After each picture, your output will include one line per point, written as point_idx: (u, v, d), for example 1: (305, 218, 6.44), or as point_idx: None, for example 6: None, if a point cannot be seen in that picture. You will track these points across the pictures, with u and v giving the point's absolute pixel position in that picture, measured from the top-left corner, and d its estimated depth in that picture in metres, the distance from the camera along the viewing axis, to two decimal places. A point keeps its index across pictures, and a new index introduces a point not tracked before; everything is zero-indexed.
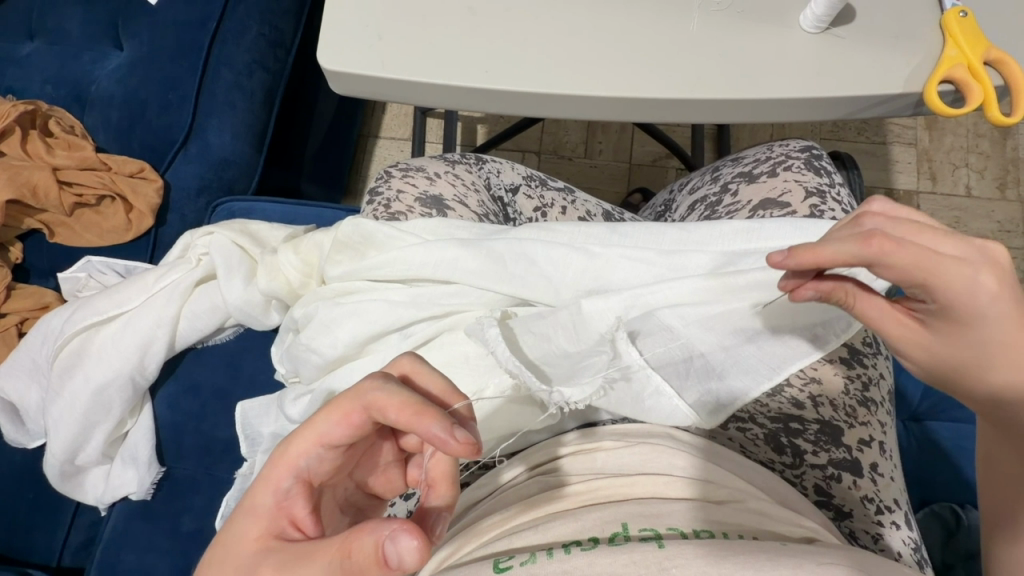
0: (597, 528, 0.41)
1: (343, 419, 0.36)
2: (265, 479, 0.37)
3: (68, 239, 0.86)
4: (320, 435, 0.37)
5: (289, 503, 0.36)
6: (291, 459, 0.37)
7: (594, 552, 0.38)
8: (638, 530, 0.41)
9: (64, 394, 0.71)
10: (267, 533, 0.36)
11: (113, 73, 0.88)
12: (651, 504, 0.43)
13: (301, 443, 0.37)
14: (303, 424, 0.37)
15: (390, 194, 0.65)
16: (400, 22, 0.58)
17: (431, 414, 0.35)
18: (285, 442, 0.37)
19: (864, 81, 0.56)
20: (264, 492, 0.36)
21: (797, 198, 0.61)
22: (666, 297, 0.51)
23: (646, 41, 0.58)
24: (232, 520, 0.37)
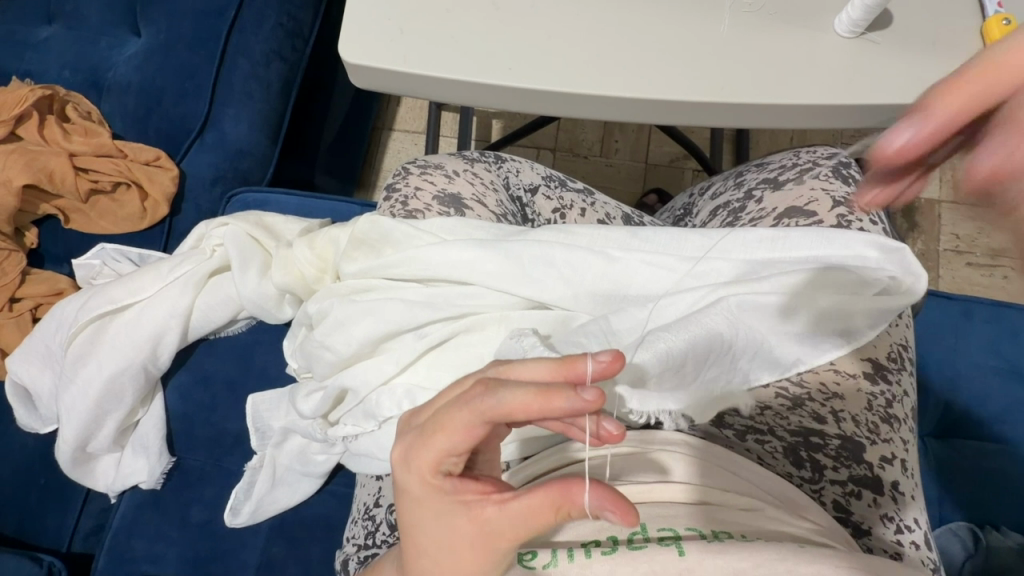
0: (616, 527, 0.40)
1: (467, 436, 0.36)
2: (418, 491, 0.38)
3: (83, 225, 0.85)
4: (448, 449, 0.36)
5: (451, 502, 0.37)
6: (431, 463, 0.37)
7: (615, 558, 0.38)
8: (657, 530, 0.41)
9: (76, 381, 0.71)
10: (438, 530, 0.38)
11: (131, 60, 0.87)
12: (669, 504, 0.43)
13: (433, 453, 0.37)
14: (426, 435, 0.37)
15: (407, 191, 0.65)
16: (422, 17, 0.57)
17: (557, 391, 0.33)
18: (414, 453, 0.38)
19: (897, 90, 0.54)
20: (424, 497, 0.38)
21: (823, 208, 0.59)
22: (686, 305, 0.53)
23: (673, 42, 0.56)
24: (408, 522, 0.39)
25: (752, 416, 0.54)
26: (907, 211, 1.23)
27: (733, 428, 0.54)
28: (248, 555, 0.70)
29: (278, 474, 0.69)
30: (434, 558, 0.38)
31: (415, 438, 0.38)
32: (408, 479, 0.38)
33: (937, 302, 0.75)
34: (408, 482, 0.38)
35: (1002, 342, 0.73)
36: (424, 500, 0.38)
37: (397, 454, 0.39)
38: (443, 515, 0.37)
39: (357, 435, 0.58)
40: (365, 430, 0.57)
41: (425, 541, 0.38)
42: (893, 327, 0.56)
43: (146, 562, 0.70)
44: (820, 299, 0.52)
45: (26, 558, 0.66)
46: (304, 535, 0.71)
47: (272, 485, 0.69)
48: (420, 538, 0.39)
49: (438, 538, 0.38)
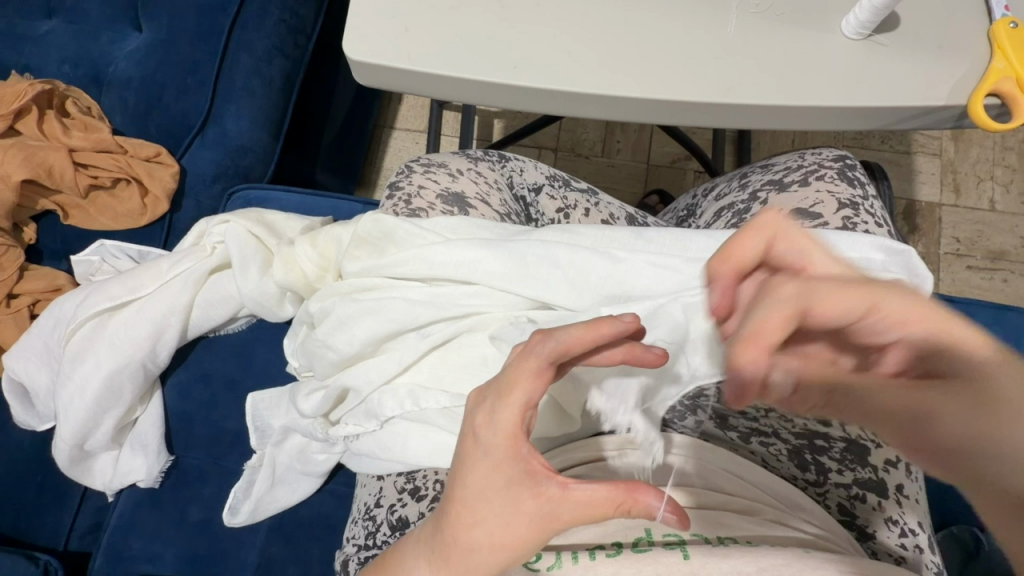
0: (620, 533, 0.41)
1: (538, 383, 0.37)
2: (495, 457, 0.37)
3: (82, 221, 0.85)
4: (528, 403, 0.37)
5: (523, 472, 0.37)
6: (515, 428, 0.37)
7: (619, 560, 0.38)
8: (661, 534, 0.41)
9: (74, 379, 0.70)
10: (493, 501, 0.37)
11: (132, 55, 0.87)
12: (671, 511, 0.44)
13: (513, 413, 0.37)
14: (508, 391, 0.37)
15: (411, 190, 0.64)
16: (427, 13, 0.57)
17: (608, 321, 0.39)
18: (500, 411, 0.37)
19: (905, 92, 0.54)
20: (497, 462, 0.37)
21: (829, 210, 0.59)
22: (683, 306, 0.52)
23: (679, 41, 0.56)
24: (464, 493, 0.38)
25: (756, 419, 0.53)
26: (908, 214, 1.23)
27: (738, 431, 0.54)
28: (247, 554, 0.70)
29: (277, 473, 0.69)
30: (480, 531, 0.37)
31: (496, 393, 0.38)
32: (489, 441, 0.38)
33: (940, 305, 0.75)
34: (483, 444, 0.38)
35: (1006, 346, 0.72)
36: (493, 466, 0.37)
37: (478, 417, 0.38)
38: (508, 484, 0.37)
39: (359, 434, 0.57)
40: (366, 430, 0.56)
41: (479, 512, 0.37)
42: None
43: (143, 561, 0.69)
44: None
45: (22, 557, 0.65)
46: (304, 534, 0.70)
47: (271, 485, 0.69)
48: (472, 508, 0.37)
49: (493, 510, 0.37)
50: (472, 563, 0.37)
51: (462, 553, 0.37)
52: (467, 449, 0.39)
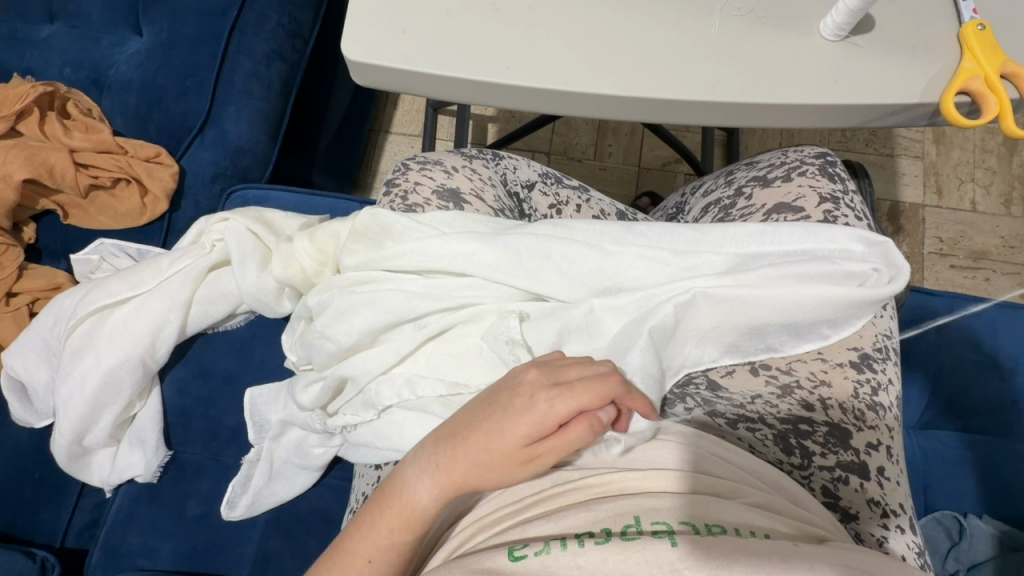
0: (610, 520, 0.42)
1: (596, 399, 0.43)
2: (539, 422, 0.42)
3: (82, 221, 0.86)
4: (582, 408, 0.43)
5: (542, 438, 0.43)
6: (562, 415, 0.43)
7: (607, 547, 0.39)
8: (650, 523, 0.42)
9: (74, 374, 0.71)
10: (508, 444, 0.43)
11: (133, 58, 0.88)
12: (663, 495, 0.44)
13: (571, 405, 0.43)
14: (577, 389, 0.43)
15: (407, 186, 0.66)
16: (424, 16, 0.59)
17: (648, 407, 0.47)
18: (561, 399, 0.43)
19: (881, 90, 0.57)
20: (529, 425, 0.43)
21: (811, 204, 0.61)
22: (666, 294, 0.55)
23: (666, 42, 0.58)
24: (482, 432, 0.44)
25: (744, 405, 0.55)
26: (893, 214, 1.26)
27: (725, 417, 0.55)
28: (245, 548, 0.70)
29: (275, 467, 0.70)
30: (480, 460, 0.43)
31: (562, 387, 0.43)
32: (536, 412, 0.43)
33: (921, 298, 0.77)
34: (528, 409, 0.43)
35: (986, 338, 0.74)
36: (523, 425, 0.43)
37: (540, 390, 0.44)
38: (529, 439, 0.43)
39: (357, 424, 0.59)
40: (365, 419, 0.58)
41: (487, 449, 0.43)
42: (878, 318, 0.58)
43: (141, 556, 0.70)
44: (806, 290, 0.53)
45: (20, 552, 0.66)
46: (300, 528, 0.71)
47: (269, 478, 0.69)
48: (489, 438, 0.43)
49: (500, 452, 0.43)
50: (458, 487, 0.44)
51: (451, 474, 0.44)
52: (507, 400, 0.44)
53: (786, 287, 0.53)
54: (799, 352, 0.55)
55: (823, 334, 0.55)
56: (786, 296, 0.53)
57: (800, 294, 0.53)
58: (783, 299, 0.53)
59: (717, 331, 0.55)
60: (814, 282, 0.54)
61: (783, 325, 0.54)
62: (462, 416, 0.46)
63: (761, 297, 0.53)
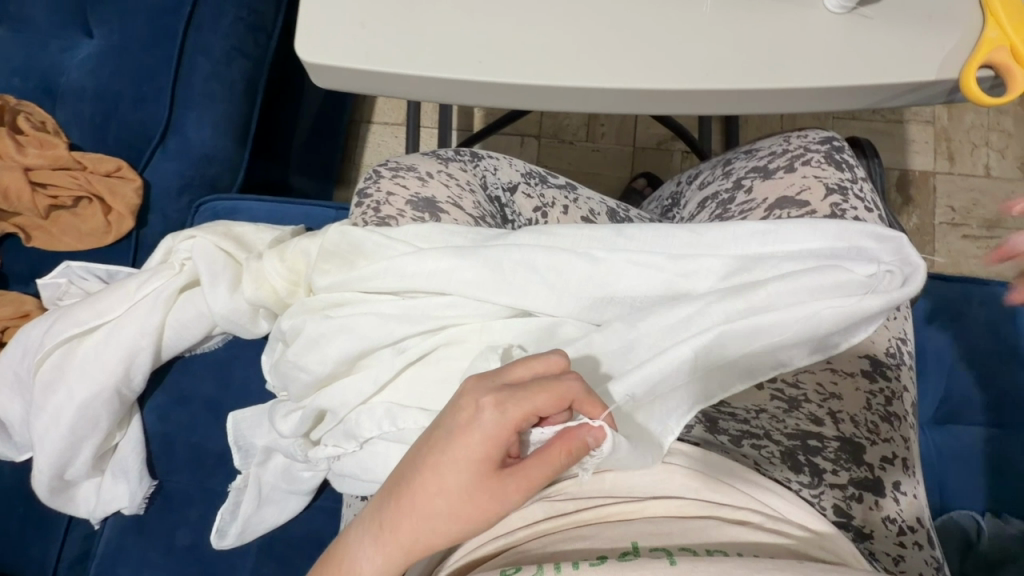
0: (606, 548, 0.40)
1: (552, 401, 0.39)
2: (487, 435, 0.39)
3: (46, 243, 0.82)
4: (533, 412, 0.39)
5: (500, 455, 0.39)
6: (515, 418, 0.39)
7: (604, 566, 0.35)
8: (648, 548, 0.40)
9: (47, 409, 0.68)
10: (461, 468, 0.39)
11: (84, 64, 0.83)
12: (665, 521, 0.43)
13: (518, 409, 0.39)
14: (522, 391, 0.39)
15: (379, 197, 0.61)
16: (385, 10, 0.53)
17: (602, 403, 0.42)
18: (511, 401, 0.39)
19: (893, 68, 0.51)
20: (479, 442, 0.39)
21: (816, 196, 0.57)
22: (673, 318, 0.49)
23: (653, 25, 0.53)
24: (434, 461, 0.39)
25: (748, 420, 0.52)
26: (901, 184, 1.20)
27: (728, 434, 0.51)
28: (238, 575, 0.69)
29: (264, 493, 0.67)
30: (438, 496, 0.39)
31: (508, 389, 0.40)
32: (485, 423, 0.39)
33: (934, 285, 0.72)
34: (473, 423, 0.39)
35: (1004, 324, 0.70)
36: (474, 443, 0.39)
37: (483, 399, 0.39)
38: (484, 457, 0.39)
39: (340, 456, 0.55)
40: (346, 451, 0.54)
41: (444, 480, 0.39)
42: (891, 320, 0.55)
43: None
44: (826, 305, 0.48)
45: None
46: (294, 553, 0.69)
47: (259, 504, 0.67)
48: (440, 467, 0.39)
49: (456, 480, 0.39)
50: (418, 530, 0.39)
51: (410, 521, 0.39)
52: (451, 419, 0.40)
53: (804, 303, 0.48)
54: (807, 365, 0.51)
55: (838, 342, 0.50)
56: (808, 314, 0.48)
57: (821, 313, 0.48)
58: (803, 317, 0.48)
59: (730, 357, 0.48)
60: (832, 297, 0.49)
61: (801, 343, 0.49)
62: (411, 449, 0.41)
63: (778, 321, 0.48)
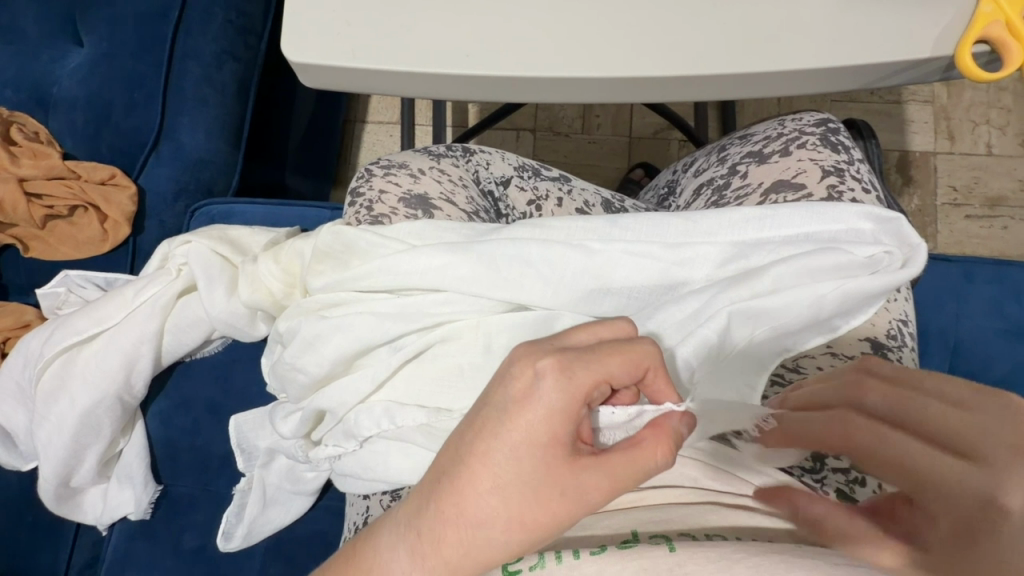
0: (607, 537, 0.37)
1: (629, 367, 0.37)
2: (554, 409, 0.36)
3: (43, 253, 0.82)
4: (605, 378, 0.37)
5: (568, 435, 0.36)
6: (583, 388, 0.36)
7: (604, 557, 0.32)
8: (648, 535, 0.36)
9: (50, 418, 0.68)
10: (525, 453, 0.36)
11: (75, 73, 0.83)
12: (661, 509, 0.39)
13: (588, 378, 0.36)
14: (589, 358, 0.37)
15: (372, 195, 0.61)
16: (369, 6, 0.53)
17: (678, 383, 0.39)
18: (577, 367, 0.36)
19: (887, 46, 0.50)
20: (545, 418, 0.36)
21: (812, 179, 0.56)
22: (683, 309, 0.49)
23: (641, 11, 0.52)
24: (491, 447, 0.36)
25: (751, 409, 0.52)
26: (902, 165, 1.19)
27: None
28: None
29: (268, 494, 0.67)
30: (498, 486, 0.36)
31: (570, 353, 0.37)
32: (547, 396, 0.36)
33: (936, 265, 0.71)
34: (535, 398, 0.36)
35: (1006, 303, 0.69)
36: (537, 422, 0.36)
37: (542, 370, 0.36)
38: (551, 437, 0.36)
39: (341, 455, 0.55)
40: (347, 450, 0.54)
41: (505, 468, 0.36)
42: (891, 302, 0.54)
43: None
44: (828, 288, 0.48)
45: None
46: (301, 553, 0.70)
47: (263, 506, 0.67)
48: (497, 451, 0.36)
49: (519, 465, 0.36)
50: (474, 528, 0.36)
51: (467, 518, 0.36)
52: (505, 398, 0.37)
53: (805, 286, 0.49)
54: (808, 347, 0.51)
55: (837, 325, 0.51)
56: (811, 298, 0.48)
57: (824, 296, 0.48)
58: (805, 300, 0.48)
59: (745, 344, 0.49)
60: (833, 280, 0.49)
61: (805, 326, 0.50)
62: (456, 433, 0.38)
63: (781, 305, 0.48)
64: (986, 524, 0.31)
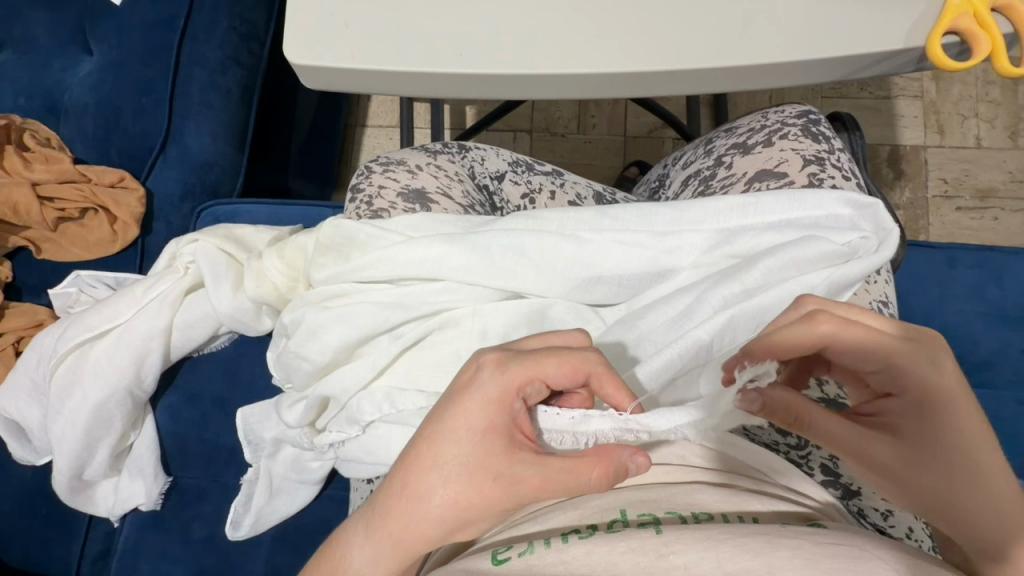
0: (596, 516, 0.38)
1: (571, 370, 0.40)
2: (491, 399, 0.39)
3: (55, 254, 0.85)
4: (544, 376, 0.40)
5: (504, 426, 0.39)
6: (518, 380, 0.39)
7: (592, 541, 0.34)
8: (636, 514, 0.38)
9: (64, 412, 0.71)
10: (464, 444, 0.38)
11: (85, 80, 0.86)
12: (649, 489, 0.41)
13: (526, 373, 0.39)
14: (530, 357, 0.40)
15: (371, 191, 0.63)
16: (367, 10, 0.55)
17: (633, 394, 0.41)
18: (514, 363, 0.40)
19: (862, 39, 0.52)
20: (484, 408, 0.39)
21: (794, 168, 0.58)
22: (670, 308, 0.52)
23: (627, 10, 0.54)
24: (433, 432, 0.39)
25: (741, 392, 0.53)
26: (893, 159, 1.21)
27: None
28: (254, 565, 0.71)
29: (274, 484, 0.69)
30: (439, 473, 0.38)
31: (510, 352, 0.40)
32: (484, 385, 0.39)
33: (921, 252, 0.73)
34: (476, 389, 0.39)
35: (989, 288, 0.71)
36: (477, 412, 0.39)
37: (484, 363, 0.40)
38: (490, 428, 0.39)
39: (344, 441, 0.57)
40: (350, 436, 0.56)
41: (443, 452, 0.39)
42: (872, 283, 0.56)
43: None
44: (813, 279, 0.50)
45: None
46: (305, 542, 0.72)
47: (270, 496, 0.69)
48: (440, 438, 0.39)
49: (459, 454, 0.38)
50: (415, 510, 0.38)
51: (413, 500, 0.38)
52: (453, 391, 0.40)
53: (792, 278, 0.50)
54: None
55: None
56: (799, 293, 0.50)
57: (810, 288, 0.50)
58: (792, 292, 0.50)
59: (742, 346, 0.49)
60: (817, 272, 0.51)
61: None
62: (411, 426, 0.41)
63: (773, 302, 0.50)
64: (939, 408, 0.39)
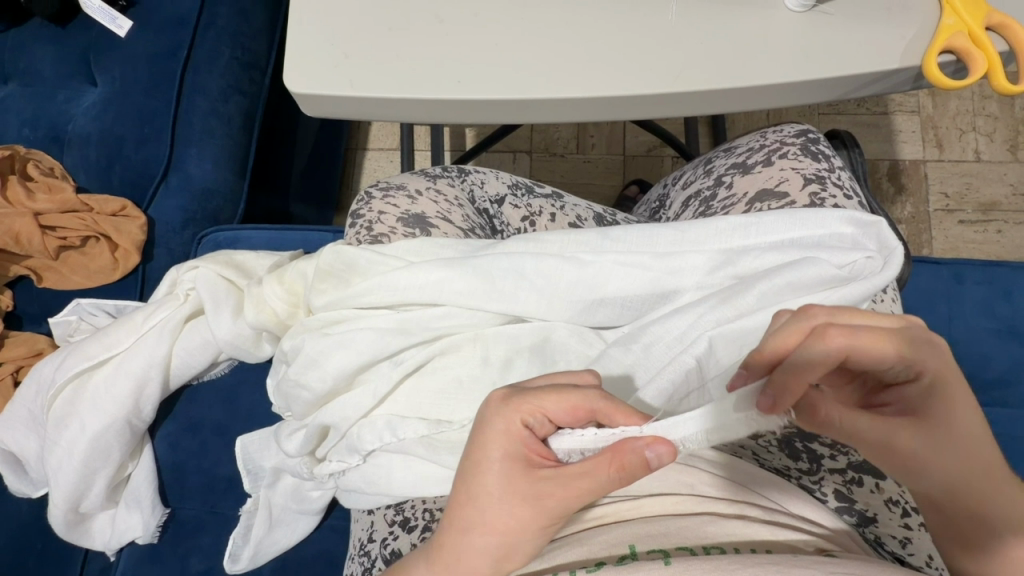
0: (604, 552, 0.37)
1: (570, 407, 0.38)
2: (502, 433, 0.38)
3: (56, 283, 0.85)
4: (546, 409, 0.38)
5: (522, 454, 0.38)
6: (523, 412, 0.38)
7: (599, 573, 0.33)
8: (646, 549, 0.37)
9: (60, 444, 0.70)
10: (489, 475, 0.38)
11: (89, 110, 0.87)
12: (656, 522, 0.40)
13: (530, 404, 0.38)
14: (531, 391, 0.39)
15: (371, 216, 0.63)
16: (366, 39, 0.56)
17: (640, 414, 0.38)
18: (517, 396, 0.39)
19: (858, 59, 0.53)
20: (498, 442, 0.38)
21: (794, 187, 0.58)
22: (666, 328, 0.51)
23: (622, 35, 0.55)
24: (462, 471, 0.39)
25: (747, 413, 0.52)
26: (893, 174, 1.21)
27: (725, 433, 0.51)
28: None
29: (274, 515, 0.68)
30: (475, 506, 0.38)
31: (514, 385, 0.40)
32: (492, 422, 0.38)
33: (927, 268, 0.73)
34: (487, 424, 0.39)
35: (998, 303, 0.71)
36: (493, 445, 0.38)
37: (491, 400, 0.39)
38: (510, 458, 0.38)
39: (345, 470, 0.56)
40: (351, 464, 0.55)
41: (475, 487, 0.38)
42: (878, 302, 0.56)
43: None
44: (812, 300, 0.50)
45: None
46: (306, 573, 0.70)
47: (270, 528, 0.68)
48: (468, 474, 0.39)
49: (488, 486, 0.38)
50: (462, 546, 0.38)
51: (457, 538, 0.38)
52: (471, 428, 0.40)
53: (790, 300, 0.50)
54: None
55: None
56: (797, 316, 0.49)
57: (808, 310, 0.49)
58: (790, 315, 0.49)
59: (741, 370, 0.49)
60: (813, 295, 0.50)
61: None
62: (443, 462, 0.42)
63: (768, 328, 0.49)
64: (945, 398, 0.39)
